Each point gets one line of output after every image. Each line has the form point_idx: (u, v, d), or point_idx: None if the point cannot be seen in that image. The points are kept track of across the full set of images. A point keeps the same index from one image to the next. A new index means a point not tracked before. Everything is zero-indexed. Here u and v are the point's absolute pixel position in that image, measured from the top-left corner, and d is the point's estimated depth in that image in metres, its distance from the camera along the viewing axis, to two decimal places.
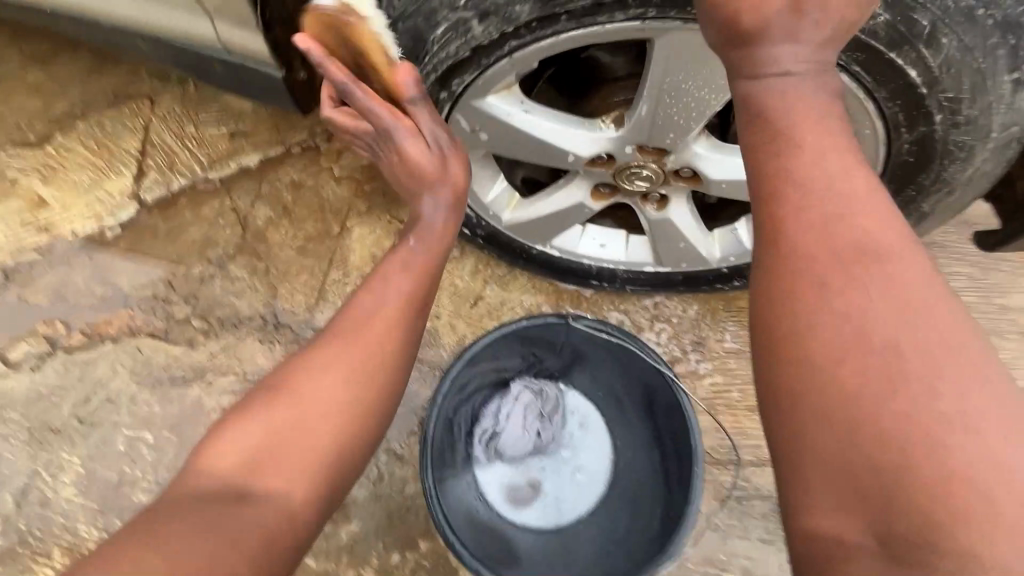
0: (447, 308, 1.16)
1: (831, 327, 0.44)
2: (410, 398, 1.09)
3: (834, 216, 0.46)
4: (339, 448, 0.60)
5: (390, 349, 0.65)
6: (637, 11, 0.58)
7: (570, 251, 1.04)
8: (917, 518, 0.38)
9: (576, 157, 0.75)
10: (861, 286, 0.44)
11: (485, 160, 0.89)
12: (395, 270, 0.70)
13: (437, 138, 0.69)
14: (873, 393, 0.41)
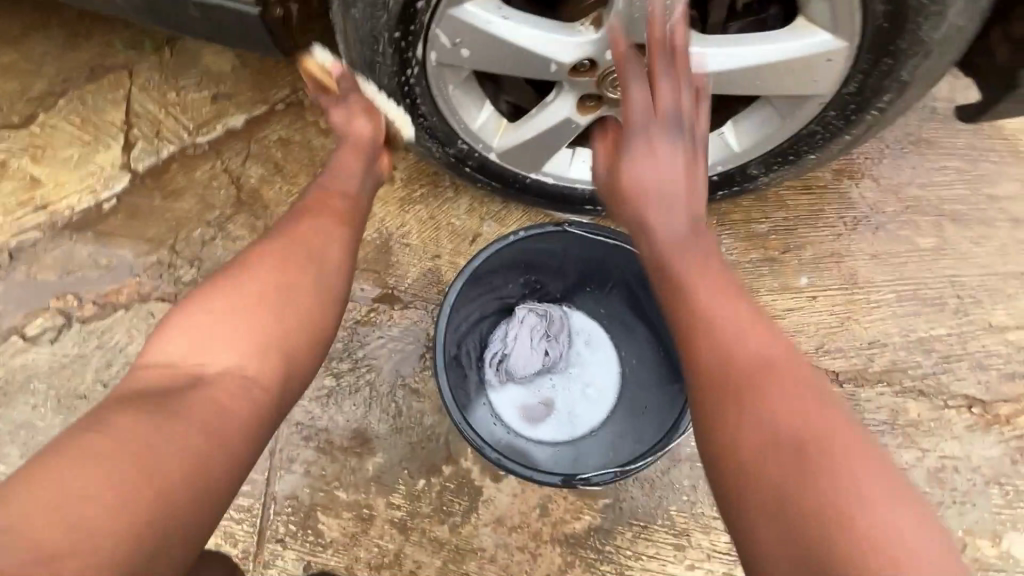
0: (447, 247, 1.18)
1: (722, 373, 0.56)
2: (419, 335, 1.13)
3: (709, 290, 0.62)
4: (291, 326, 0.64)
5: (324, 245, 0.71)
6: None
7: (560, 176, 1.04)
8: (811, 506, 0.47)
9: (558, 65, 0.77)
10: (739, 343, 0.58)
11: (470, 83, 0.88)
12: (314, 207, 0.75)
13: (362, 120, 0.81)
14: (758, 421, 0.53)
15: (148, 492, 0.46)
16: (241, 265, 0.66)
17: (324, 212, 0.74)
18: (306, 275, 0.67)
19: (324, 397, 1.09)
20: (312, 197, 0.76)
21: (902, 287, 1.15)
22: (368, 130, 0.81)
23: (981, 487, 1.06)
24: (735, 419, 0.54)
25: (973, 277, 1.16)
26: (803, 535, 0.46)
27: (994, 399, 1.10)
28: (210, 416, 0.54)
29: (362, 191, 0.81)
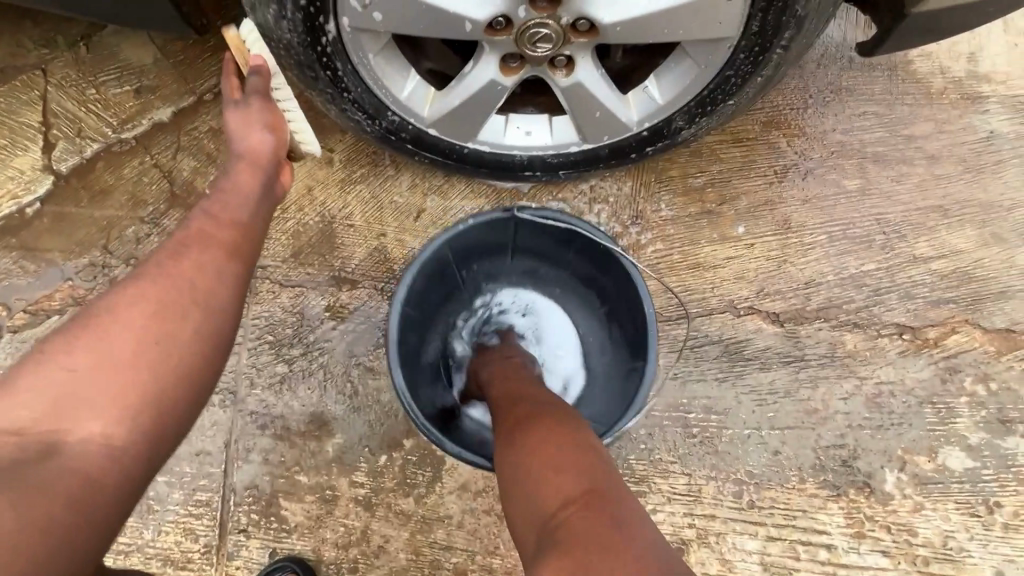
0: (391, 225, 1.18)
1: (507, 435, 0.69)
2: (370, 314, 1.13)
3: (515, 427, 0.69)
4: (170, 375, 0.60)
5: (201, 286, 0.64)
6: None
7: (497, 144, 1.04)
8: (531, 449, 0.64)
9: (473, 24, 0.78)
10: (526, 403, 0.74)
11: (393, 52, 0.89)
12: (197, 236, 0.68)
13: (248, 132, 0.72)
14: (520, 447, 0.64)
15: (24, 537, 0.47)
16: (109, 304, 0.62)
17: (206, 241, 0.67)
18: (184, 325, 0.62)
19: (277, 384, 1.09)
20: (195, 223, 0.69)
21: (832, 228, 1.21)
22: (263, 145, 0.72)
23: (916, 408, 1.13)
24: (510, 462, 0.64)
25: (896, 213, 1.22)
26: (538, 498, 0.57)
27: (923, 324, 1.16)
28: (68, 487, 0.52)
29: (256, 212, 0.72)
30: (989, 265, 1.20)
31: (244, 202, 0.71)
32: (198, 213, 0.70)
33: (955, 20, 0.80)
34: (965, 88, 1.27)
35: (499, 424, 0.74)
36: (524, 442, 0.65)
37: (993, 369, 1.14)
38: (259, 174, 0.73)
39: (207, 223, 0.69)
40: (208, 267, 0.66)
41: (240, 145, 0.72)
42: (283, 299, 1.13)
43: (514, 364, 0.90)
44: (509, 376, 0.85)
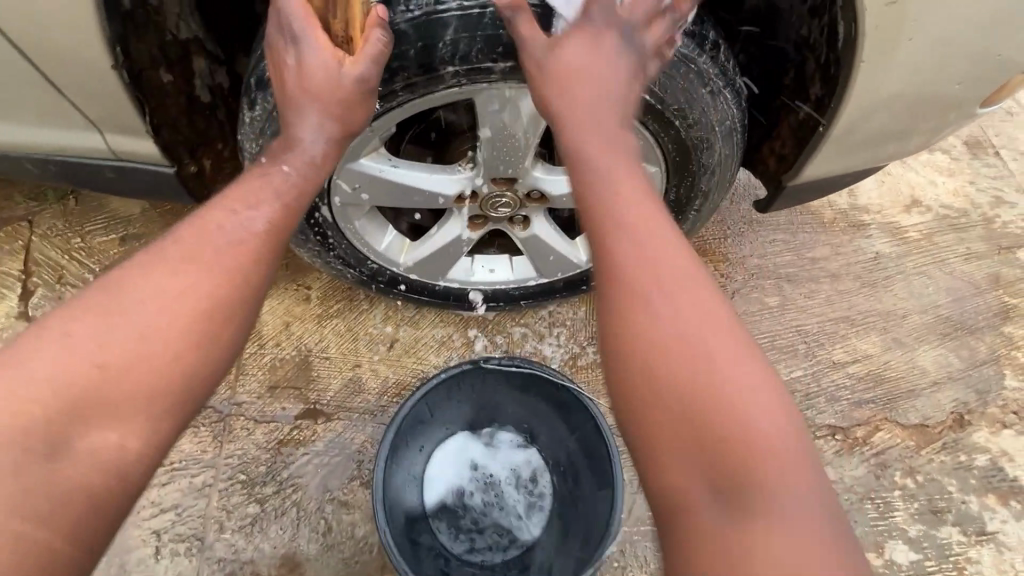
0: (366, 355, 1.25)
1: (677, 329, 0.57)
2: (345, 445, 1.16)
3: (718, 377, 0.55)
4: (189, 378, 0.61)
5: (231, 290, 0.64)
6: (452, 82, 0.78)
7: (464, 280, 1.17)
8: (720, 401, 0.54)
9: (444, 197, 0.94)
10: (695, 304, 0.58)
11: (373, 213, 1.03)
12: (246, 195, 0.71)
13: (327, 77, 0.73)
14: (703, 388, 0.55)
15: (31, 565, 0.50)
16: (142, 290, 0.61)
17: (220, 239, 0.66)
18: (212, 331, 0.62)
19: (248, 525, 1.08)
20: (234, 214, 0.68)
21: (761, 340, 1.38)
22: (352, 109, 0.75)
23: (858, 505, 1.23)
24: (665, 369, 0.56)
25: (811, 323, 1.41)
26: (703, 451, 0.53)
27: (850, 425, 1.30)
28: (74, 503, 0.54)
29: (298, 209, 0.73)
30: (896, 367, 1.38)
31: (306, 163, 0.75)
32: (239, 192, 0.71)
33: (823, 187, 1.01)
34: (849, 218, 1.54)
35: (617, 318, 0.59)
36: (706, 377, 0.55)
37: (917, 462, 1.27)
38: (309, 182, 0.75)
39: (223, 219, 0.67)
40: (228, 270, 0.64)
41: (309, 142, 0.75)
42: (257, 435, 1.15)
43: (626, 194, 0.64)
44: (637, 227, 0.62)
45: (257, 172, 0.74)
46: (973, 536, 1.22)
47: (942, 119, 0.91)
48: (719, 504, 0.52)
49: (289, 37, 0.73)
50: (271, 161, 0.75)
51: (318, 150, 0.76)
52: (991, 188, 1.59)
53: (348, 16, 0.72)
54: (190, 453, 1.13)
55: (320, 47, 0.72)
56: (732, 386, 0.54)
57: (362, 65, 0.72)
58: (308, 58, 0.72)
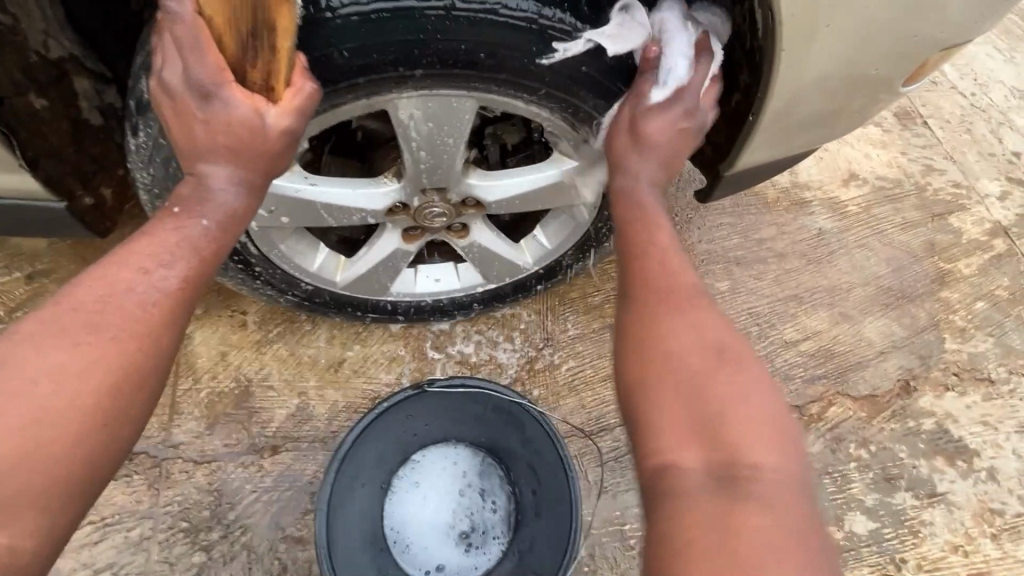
0: (313, 380, 1.19)
1: (695, 330, 0.63)
2: (295, 478, 1.10)
3: (737, 380, 0.59)
4: (91, 462, 0.54)
5: (143, 360, 0.58)
6: (358, 94, 0.73)
7: (408, 292, 1.11)
8: (737, 396, 0.59)
9: (373, 213, 0.90)
10: (710, 320, 0.65)
11: (301, 232, 0.96)
12: (158, 249, 0.62)
13: (246, 130, 0.65)
14: (718, 372, 0.60)
15: None
16: (37, 366, 0.54)
17: (128, 302, 0.59)
18: (121, 405, 0.56)
19: None
20: (143, 270, 0.60)
21: None
22: (271, 153, 0.67)
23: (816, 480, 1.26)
24: (674, 357, 0.62)
25: (762, 304, 1.43)
26: (707, 432, 0.57)
27: (804, 402, 1.33)
28: None
29: (217, 261, 0.67)
30: (844, 340, 1.41)
31: (228, 214, 0.67)
32: (148, 243, 0.62)
33: (760, 173, 1.01)
34: (792, 195, 1.56)
35: (643, 311, 0.66)
36: (719, 379, 0.59)
37: (869, 433, 1.31)
38: (231, 232, 0.67)
39: (129, 278, 0.60)
40: (136, 335, 0.58)
41: (225, 195, 0.67)
42: (198, 478, 1.08)
43: (650, 222, 0.74)
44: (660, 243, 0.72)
45: (168, 220, 0.64)
46: (924, 498, 1.26)
47: (868, 99, 0.91)
48: (702, 469, 0.55)
49: (196, 85, 0.64)
50: (182, 211, 0.65)
51: (237, 203, 0.67)
52: (922, 157, 1.64)
53: (269, 67, 0.64)
54: (124, 506, 1.05)
55: (235, 99, 0.65)
56: (742, 373, 0.60)
57: (285, 117, 0.66)
58: (223, 111, 0.64)
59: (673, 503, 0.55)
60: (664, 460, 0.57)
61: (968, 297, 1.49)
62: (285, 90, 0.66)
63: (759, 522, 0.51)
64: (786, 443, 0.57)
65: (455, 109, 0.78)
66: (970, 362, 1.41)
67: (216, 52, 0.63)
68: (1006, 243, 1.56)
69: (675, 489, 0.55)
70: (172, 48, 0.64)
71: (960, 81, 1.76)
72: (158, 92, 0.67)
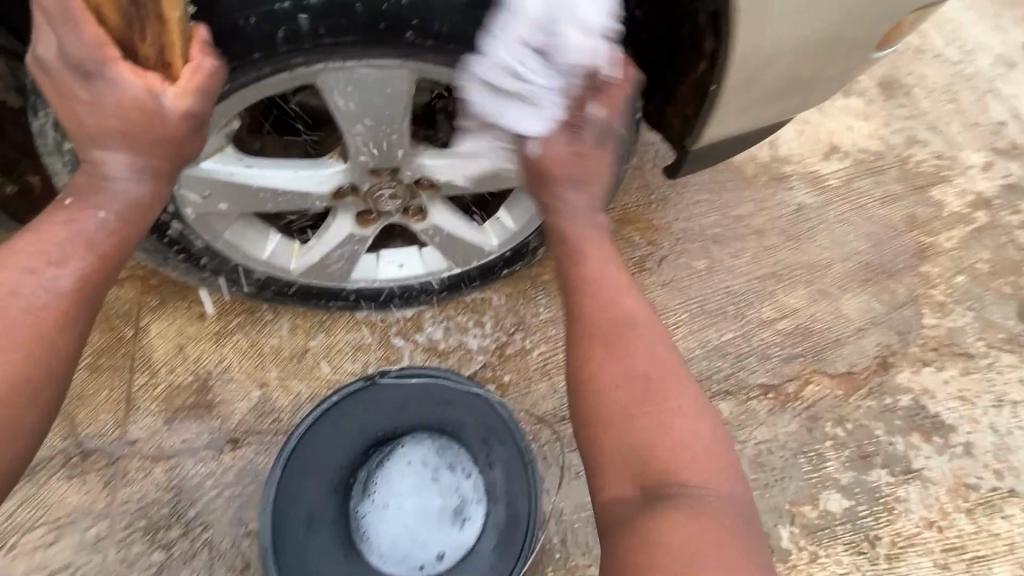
0: (275, 371, 1.15)
1: (632, 359, 0.63)
2: (258, 473, 1.07)
3: (672, 407, 0.61)
4: None
5: (34, 365, 0.54)
6: (283, 65, 0.69)
7: (370, 279, 1.06)
8: (671, 425, 0.60)
9: (319, 196, 0.86)
10: (647, 346, 0.64)
11: (248, 219, 0.91)
12: (49, 246, 0.58)
13: (142, 117, 0.59)
14: (650, 402, 0.61)
15: None
16: None
17: (14, 305, 0.55)
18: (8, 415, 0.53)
19: None
20: (28, 271, 0.56)
21: (691, 306, 1.36)
22: (176, 138, 0.62)
23: (792, 460, 1.25)
24: (610, 395, 0.62)
25: (740, 283, 1.39)
26: (642, 463, 0.59)
27: (781, 381, 1.31)
28: None
29: (122, 254, 0.62)
30: (823, 318, 1.39)
31: (131, 206, 0.62)
32: (36, 242, 0.58)
33: (731, 146, 0.96)
34: (771, 170, 1.51)
35: (578, 346, 0.66)
36: (653, 407, 0.60)
37: (845, 411, 1.30)
38: (133, 225, 0.63)
39: (14, 280, 0.55)
40: (24, 340, 0.54)
41: (124, 186, 0.62)
42: (156, 475, 1.05)
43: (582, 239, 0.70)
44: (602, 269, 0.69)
45: (61, 214, 0.60)
46: (900, 475, 1.26)
47: (840, 64, 0.86)
48: (634, 495, 0.58)
49: (79, 64, 0.57)
50: (76, 203, 0.61)
51: (139, 192, 0.63)
52: (905, 128, 1.60)
53: (160, 41, 0.56)
54: (79, 505, 1.01)
55: (123, 79, 0.58)
56: (675, 403, 0.61)
57: (188, 99, 0.60)
58: (114, 95, 0.58)
59: (615, 539, 0.58)
60: (603, 490, 0.61)
61: (948, 271, 1.47)
62: (183, 65, 0.59)
63: (687, 535, 0.54)
64: (717, 464, 0.59)
65: (388, 80, 0.74)
66: (949, 337, 1.40)
67: (96, 23, 0.55)
68: (988, 215, 1.53)
69: (617, 517, 0.58)
70: (42, 17, 0.56)
71: (946, 49, 1.71)
72: (42, 72, 0.60)
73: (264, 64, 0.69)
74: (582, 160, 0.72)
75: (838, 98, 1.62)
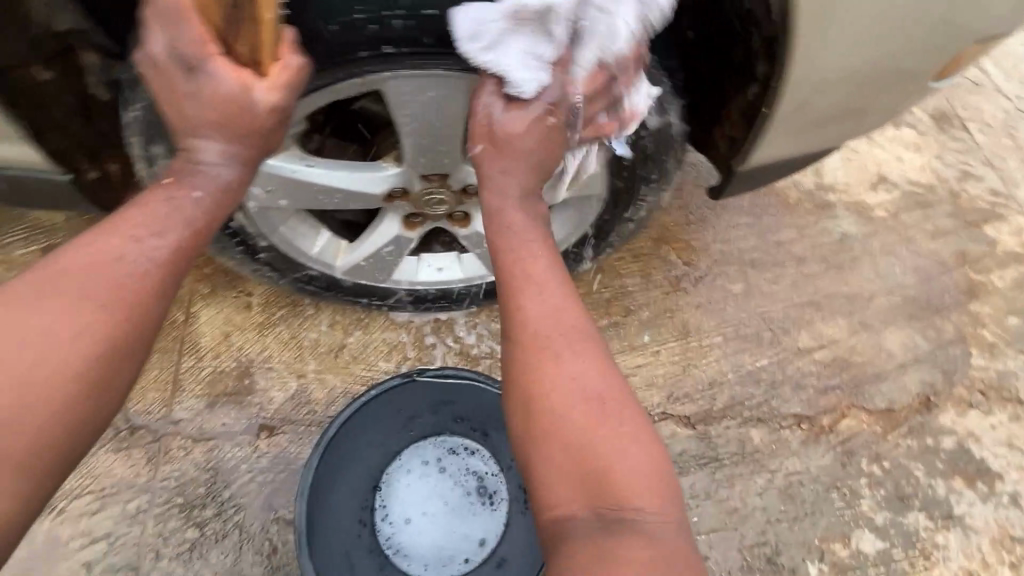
0: (313, 364, 1.19)
1: (574, 372, 0.64)
2: (290, 461, 1.10)
3: (613, 422, 0.62)
4: (81, 420, 0.55)
5: (133, 324, 0.58)
6: (353, 72, 0.74)
7: (409, 281, 1.10)
8: (614, 441, 0.61)
9: (372, 196, 0.89)
10: (585, 357, 0.65)
11: (302, 215, 0.96)
12: (148, 219, 0.63)
13: (240, 110, 0.65)
14: (589, 417, 0.62)
15: None
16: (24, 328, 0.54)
17: (119, 267, 0.59)
18: (110, 368, 0.57)
19: (186, 552, 1.03)
20: (133, 239, 0.61)
21: (726, 329, 1.34)
22: (266, 129, 0.67)
23: (826, 495, 1.21)
24: (554, 410, 0.63)
25: (778, 310, 1.37)
26: (590, 485, 0.59)
27: (816, 412, 1.28)
28: None
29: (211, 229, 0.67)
30: (863, 352, 1.35)
31: (222, 189, 0.68)
32: (138, 214, 0.63)
33: (776, 171, 0.97)
34: (816, 197, 1.49)
35: (521, 354, 0.66)
36: (594, 421, 0.62)
37: (883, 448, 1.25)
38: (222, 205, 0.68)
39: (120, 246, 0.60)
40: (127, 301, 0.58)
41: (220, 170, 0.67)
42: (196, 455, 1.09)
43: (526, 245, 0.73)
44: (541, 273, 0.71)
45: (160, 192, 0.65)
46: (940, 520, 1.20)
47: (895, 94, 0.85)
48: (584, 515, 0.59)
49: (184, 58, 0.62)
50: (175, 183, 0.66)
51: (230, 176, 0.68)
52: (959, 161, 1.56)
53: (253, 42, 0.61)
54: (123, 477, 1.07)
55: (222, 75, 0.64)
56: (617, 419, 0.62)
57: (278, 95, 0.65)
58: (213, 88, 0.63)
59: (565, 555, 0.57)
60: (551, 509, 0.61)
61: (1000, 311, 1.41)
62: (273, 64, 0.64)
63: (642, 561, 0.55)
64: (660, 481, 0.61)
65: (448, 90, 0.77)
66: (997, 380, 1.34)
67: (200, 26, 0.62)
68: None
69: (565, 539, 0.59)
70: (151, 16, 0.62)
71: (1006, 83, 1.66)
72: (146, 63, 0.65)
73: (336, 71, 0.73)
74: (519, 134, 0.74)
75: (888, 129, 1.58)
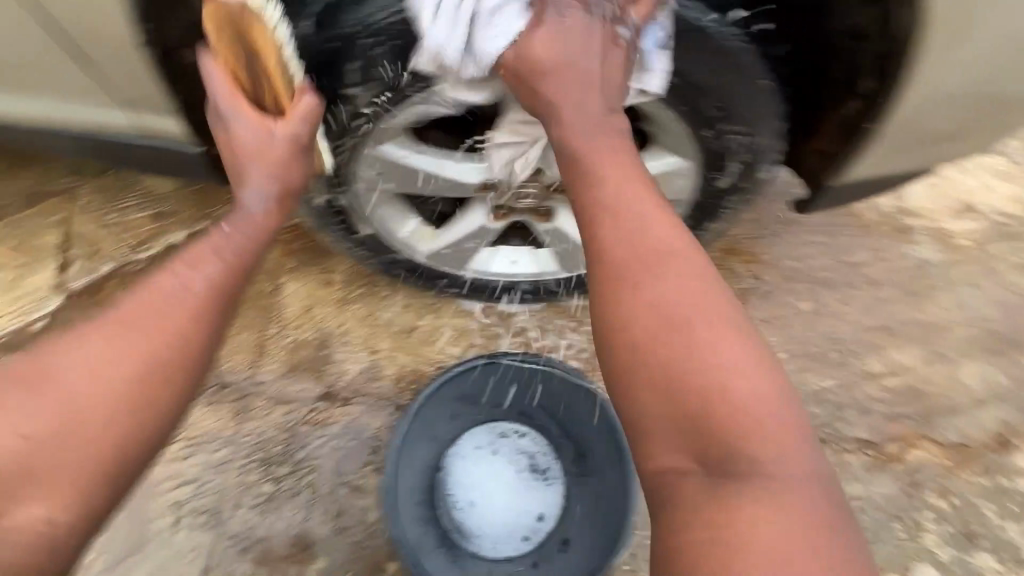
0: (386, 343, 1.25)
1: (669, 300, 0.64)
2: (360, 431, 1.17)
3: (721, 348, 0.62)
4: (177, 366, 0.69)
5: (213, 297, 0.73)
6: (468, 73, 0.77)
7: (484, 271, 1.14)
8: (720, 377, 0.61)
9: (469, 185, 0.95)
10: (681, 280, 0.65)
11: (397, 199, 1.01)
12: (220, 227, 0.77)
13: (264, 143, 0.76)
14: (689, 352, 0.62)
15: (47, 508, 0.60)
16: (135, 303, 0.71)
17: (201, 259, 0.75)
18: (198, 327, 0.71)
19: (263, 503, 1.12)
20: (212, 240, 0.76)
21: (791, 346, 1.33)
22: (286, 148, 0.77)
23: (883, 523, 1.20)
24: (650, 349, 0.63)
25: (847, 332, 1.34)
26: (695, 429, 0.60)
27: (881, 439, 1.25)
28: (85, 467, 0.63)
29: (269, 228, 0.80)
30: (936, 384, 1.30)
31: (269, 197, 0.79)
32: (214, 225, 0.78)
33: (866, 189, 0.96)
34: (900, 220, 1.44)
35: (614, 285, 0.67)
36: (695, 352, 0.62)
37: (949, 483, 1.22)
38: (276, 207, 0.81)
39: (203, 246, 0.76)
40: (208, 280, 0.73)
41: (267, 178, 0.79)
42: (275, 417, 1.17)
43: (613, 173, 0.71)
44: (635, 209, 0.70)
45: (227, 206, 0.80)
46: (1002, 563, 1.17)
47: (1001, 120, 0.84)
48: (701, 463, 0.60)
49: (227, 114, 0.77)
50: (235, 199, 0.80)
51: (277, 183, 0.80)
52: None
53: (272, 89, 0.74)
54: (210, 429, 1.16)
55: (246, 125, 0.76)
56: (721, 348, 0.62)
57: (296, 127, 0.75)
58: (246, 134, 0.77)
59: (685, 512, 0.58)
60: (653, 457, 0.63)
61: None
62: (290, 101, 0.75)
63: (761, 511, 0.55)
64: (774, 414, 0.60)
65: None
66: None
67: (228, 78, 0.75)
68: None
69: (675, 484, 0.60)
70: None
71: None
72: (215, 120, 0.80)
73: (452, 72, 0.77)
74: (564, 57, 0.73)
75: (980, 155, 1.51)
